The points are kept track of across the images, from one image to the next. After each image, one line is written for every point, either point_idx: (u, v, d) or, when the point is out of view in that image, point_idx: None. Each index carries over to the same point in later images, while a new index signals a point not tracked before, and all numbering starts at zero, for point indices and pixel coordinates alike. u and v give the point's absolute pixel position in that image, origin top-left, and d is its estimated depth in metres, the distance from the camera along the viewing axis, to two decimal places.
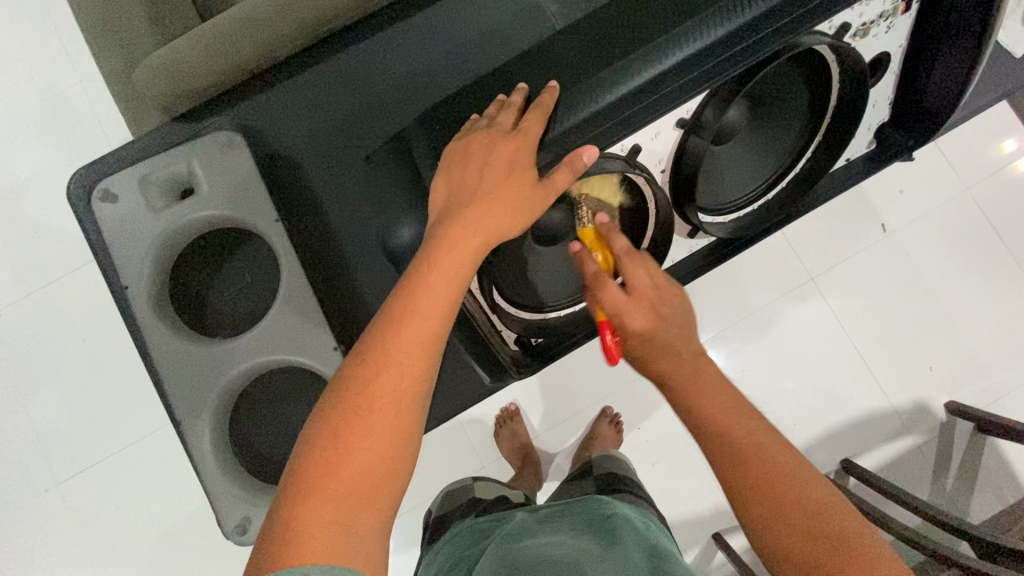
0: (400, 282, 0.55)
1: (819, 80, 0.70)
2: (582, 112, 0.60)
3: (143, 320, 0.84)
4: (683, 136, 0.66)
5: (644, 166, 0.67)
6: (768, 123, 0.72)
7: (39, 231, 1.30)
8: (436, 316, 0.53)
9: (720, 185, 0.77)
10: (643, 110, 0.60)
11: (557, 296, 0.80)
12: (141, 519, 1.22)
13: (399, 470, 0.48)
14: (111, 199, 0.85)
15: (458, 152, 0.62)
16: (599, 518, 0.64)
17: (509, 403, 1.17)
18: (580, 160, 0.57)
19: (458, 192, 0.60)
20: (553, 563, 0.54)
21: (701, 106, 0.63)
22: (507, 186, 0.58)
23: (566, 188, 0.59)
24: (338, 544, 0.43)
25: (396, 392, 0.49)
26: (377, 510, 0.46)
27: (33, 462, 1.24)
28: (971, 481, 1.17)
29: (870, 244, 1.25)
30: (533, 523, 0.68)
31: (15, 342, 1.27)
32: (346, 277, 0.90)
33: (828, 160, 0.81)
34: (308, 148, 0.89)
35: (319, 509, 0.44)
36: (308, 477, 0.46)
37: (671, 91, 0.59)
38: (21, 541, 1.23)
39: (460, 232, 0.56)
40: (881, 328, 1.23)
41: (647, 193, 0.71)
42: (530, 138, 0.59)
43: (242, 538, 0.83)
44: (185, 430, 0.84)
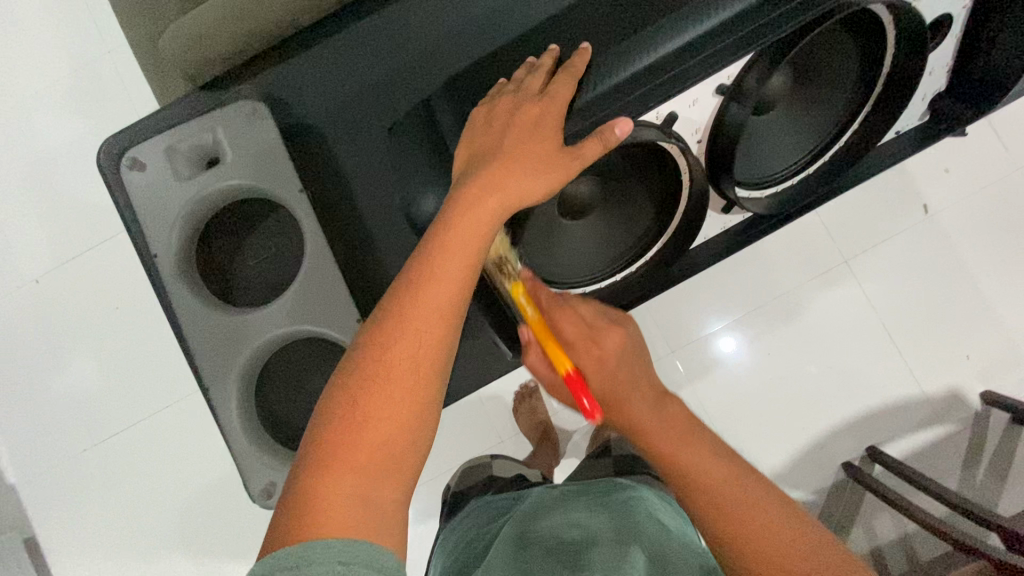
0: (419, 247, 0.54)
1: (872, 45, 0.66)
2: (612, 77, 0.58)
3: (171, 287, 0.86)
4: (723, 104, 0.63)
5: (679, 135, 0.64)
6: (814, 92, 0.68)
7: (71, 202, 1.33)
8: (455, 283, 0.52)
9: (759, 158, 0.73)
10: (679, 75, 0.57)
11: (580, 276, 0.78)
12: (172, 481, 1.27)
13: (417, 439, 0.48)
14: (139, 167, 0.86)
15: (482, 116, 0.61)
16: (620, 499, 0.63)
17: (529, 380, 1.16)
18: (612, 133, 0.55)
19: (480, 157, 0.59)
20: (570, 549, 0.53)
21: (743, 71, 0.60)
22: (531, 152, 0.56)
23: (594, 160, 0.57)
24: (353, 517, 0.43)
25: (414, 360, 0.49)
26: (394, 482, 0.46)
27: (72, 423, 1.30)
28: (1002, 473, 1.13)
29: (909, 226, 1.20)
30: (551, 502, 0.68)
31: (50, 307, 1.32)
32: (370, 250, 0.90)
33: (879, 131, 0.76)
34: (334, 120, 0.87)
35: (336, 480, 0.44)
36: (325, 447, 0.46)
37: (711, 54, 0.57)
38: (61, 498, 1.29)
39: (481, 195, 0.55)
40: (917, 313, 1.19)
41: (682, 163, 0.68)
42: (559, 102, 0.58)
43: (268, 502, 0.85)
44: (213, 396, 0.86)
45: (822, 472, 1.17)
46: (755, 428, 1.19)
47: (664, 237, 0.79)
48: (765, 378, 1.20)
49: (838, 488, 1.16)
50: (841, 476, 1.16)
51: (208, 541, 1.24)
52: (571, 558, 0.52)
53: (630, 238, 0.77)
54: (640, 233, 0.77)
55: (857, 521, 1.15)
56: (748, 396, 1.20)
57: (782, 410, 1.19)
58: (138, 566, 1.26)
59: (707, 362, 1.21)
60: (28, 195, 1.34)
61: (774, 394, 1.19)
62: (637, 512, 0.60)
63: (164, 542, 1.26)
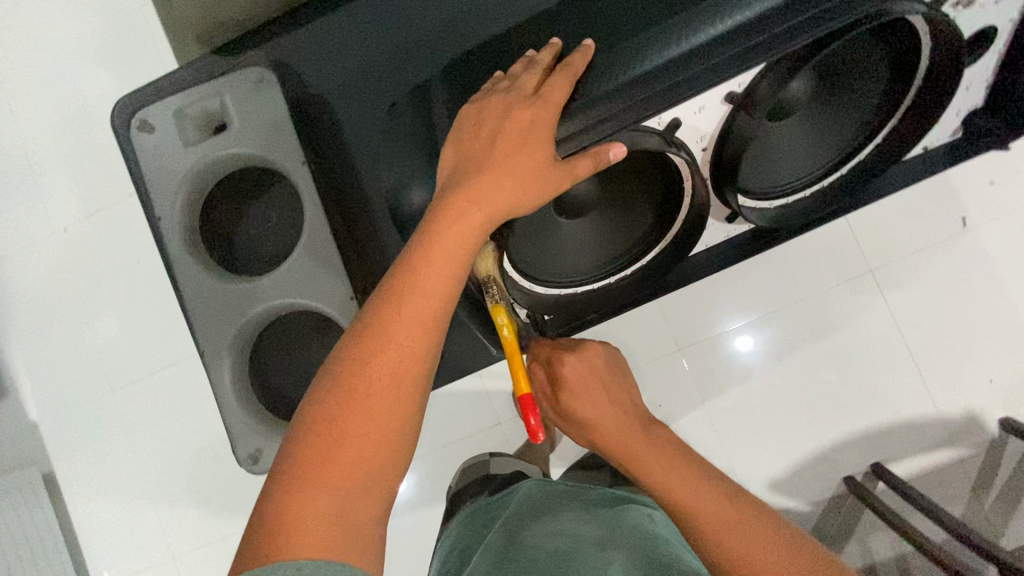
0: (402, 257, 0.55)
1: (903, 57, 0.62)
2: (611, 81, 0.57)
3: (174, 251, 0.87)
4: (732, 113, 0.60)
5: (683, 143, 0.62)
6: (835, 102, 0.65)
7: (101, 153, 1.36)
8: (438, 296, 0.53)
9: (770, 167, 0.71)
10: (687, 80, 0.55)
11: (568, 272, 0.79)
12: (182, 432, 1.31)
13: (397, 454, 0.50)
14: (148, 129, 0.88)
15: (473, 116, 0.60)
16: (597, 511, 0.71)
17: None
18: (606, 154, 0.56)
19: (466, 163, 0.59)
20: (549, 556, 0.63)
21: (757, 78, 0.56)
22: (517, 162, 0.56)
23: (586, 177, 0.57)
24: (326, 535, 0.45)
25: (394, 374, 0.50)
26: (372, 499, 0.48)
27: (93, 369, 1.36)
28: (1014, 503, 1.09)
29: (943, 240, 1.14)
30: (537, 503, 0.77)
31: (77, 256, 1.36)
32: (370, 228, 0.90)
33: (900, 148, 0.74)
34: (342, 92, 0.87)
35: (315, 496, 0.46)
36: (303, 463, 0.47)
37: (721, 60, 0.54)
38: (78, 438, 1.35)
39: (466, 206, 0.56)
40: (941, 331, 1.13)
41: (684, 172, 0.67)
42: (551, 105, 0.56)
43: (254, 468, 0.87)
44: (208, 362, 0.88)
45: (822, 484, 1.14)
46: (757, 435, 1.16)
47: (662, 240, 0.79)
48: (772, 386, 1.17)
49: (836, 502, 1.13)
50: (841, 490, 1.13)
51: (213, 492, 1.29)
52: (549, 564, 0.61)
53: (628, 240, 0.78)
54: (639, 236, 0.78)
55: (853, 537, 1.12)
56: (752, 403, 1.17)
57: (787, 418, 1.16)
58: (147, 509, 1.32)
59: (714, 364, 1.18)
60: (60, 144, 1.37)
61: (780, 401, 1.16)
62: (611, 517, 0.69)
63: (171, 488, 1.31)
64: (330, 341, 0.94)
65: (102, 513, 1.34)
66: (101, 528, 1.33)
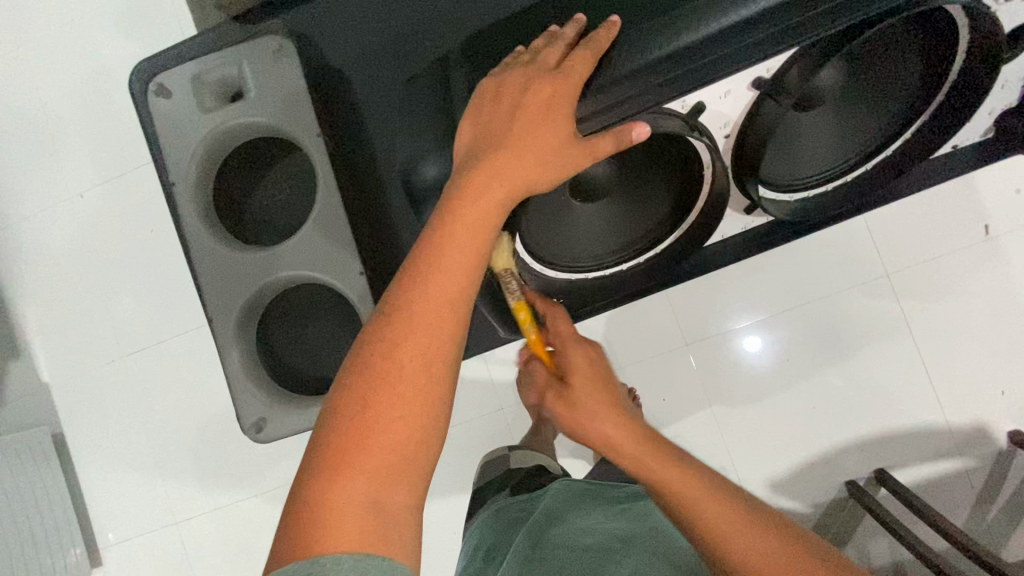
0: (424, 234, 0.53)
1: (935, 49, 0.61)
2: (637, 60, 0.56)
3: (188, 218, 0.88)
4: (759, 98, 0.59)
5: (706, 128, 0.62)
6: (866, 94, 0.64)
7: (120, 119, 1.36)
8: (462, 273, 0.51)
9: (795, 160, 0.70)
10: (715, 62, 0.55)
11: (583, 257, 0.79)
12: (189, 400, 1.33)
13: (429, 438, 0.48)
14: (165, 94, 0.88)
15: (491, 91, 0.59)
16: (632, 517, 0.69)
17: None
18: (629, 133, 0.55)
19: (485, 136, 0.57)
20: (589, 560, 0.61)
21: (787, 64, 0.56)
22: (538, 136, 0.55)
23: (607, 155, 0.57)
24: (364, 526, 0.44)
25: (423, 355, 0.49)
26: (406, 487, 0.47)
27: (104, 333, 1.37)
28: (1017, 517, 1.08)
29: (964, 248, 1.11)
30: (565, 501, 0.75)
31: (92, 221, 1.37)
32: (382, 210, 0.87)
33: (928, 148, 0.74)
34: (358, 64, 0.83)
35: (348, 482, 0.45)
36: (336, 450, 0.46)
37: (754, 43, 0.54)
38: (87, 401, 1.38)
39: (489, 181, 0.53)
40: (956, 339, 1.11)
41: (705, 158, 0.67)
42: (573, 79, 0.55)
43: (258, 435, 0.88)
44: (216, 329, 0.88)
45: (823, 487, 1.13)
46: (760, 435, 1.15)
47: (677, 228, 0.78)
48: (779, 386, 1.16)
49: (835, 506, 1.13)
50: (841, 494, 1.13)
51: (216, 462, 1.31)
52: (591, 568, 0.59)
53: (644, 227, 0.77)
54: (655, 224, 0.77)
55: (850, 542, 1.12)
56: (757, 402, 1.16)
57: (791, 418, 1.15)
58: (151, 475, 1.34)
59: (722, 361, 1.17)
60: (78, 108, 1.38)
61: (785, 401, 1.15)
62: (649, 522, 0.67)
63: (176, 454, 1.33)
64: (337, 316, 0.95)
65: (108, 476, 1.36)
66: (107, 491, 1.36)
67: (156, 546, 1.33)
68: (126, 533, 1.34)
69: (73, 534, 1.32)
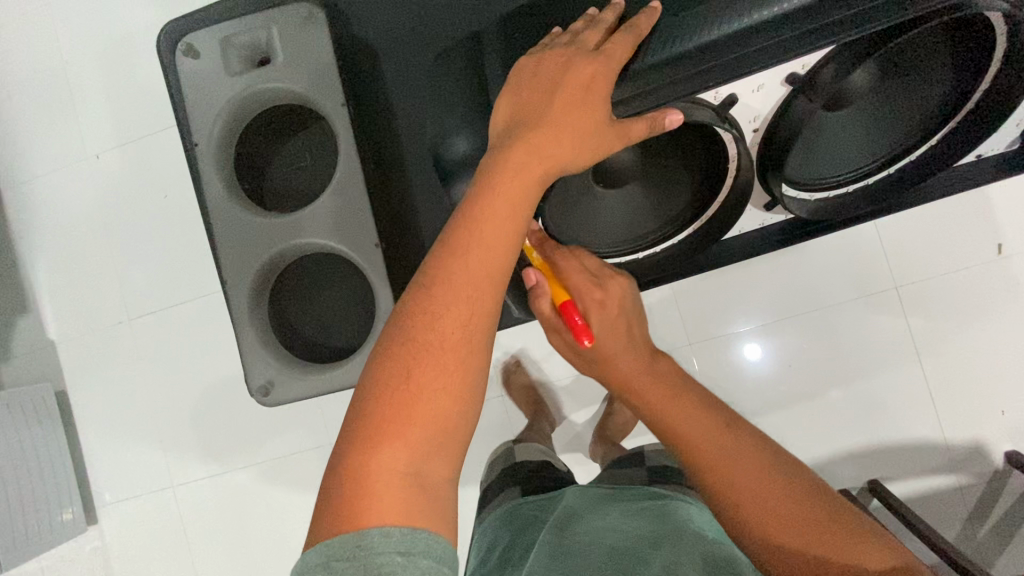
0: (460, 209, 0.54)
1: (970, 60, 0.62)
2: (676, 46, 0.56)
3: (209, 180, 0.89)
4: (791, 95, 0.61)
5: (736, 120, 0.64)
6: (897, 99, 0.66)
7: (138, 84, 1.37)
8: (500, 248, 0.52)
9: (821, 159, 0.73)
10: (753, 55, 0.55)
11: (604, 244, 0.81)
12: (192, 367, 1.34)
13: (468, 409, 0.50)
14: (194, 55, 0.88)
15: (528, 70, 0.60)
16: (656, 511, 0.67)
17: (520, 349, 1.17)
18: (663, 120, 0.57)
19: (525, 117, 0.58)
20: (611, 551, 0.59)
21: (823, 61, 0.57)
22: (575, 115, 0.56)
23: (639, 140, 0.58)
24: (406, 496, 0.45)
25: (463, 327, 0.50)
26: (446, 458, 0.49)
27: (113, 295, 1.38)
28: (1006, 536, 1.09)
29: (975, 265, 1.11)
30: (583, 504, 0.73)
31: (107, 183, 1.38)
32: (402, 182, 0.93)
33: (945, 160, 0.77)
34: (389, 42, 0.91)
35: (390, 451, 0.46)
36: (380, 418, 0.47)
37: (793, 38, 0.54)
38: (92, 361, 1.39)
39: (527, 159, 0.55)
40: (961, 356, 1.11)
41: (731, 150, 0.69)
42: (612, 62, 0.56)
43: (266, 399, 0.89)
44: (230, 291, 0.89)
45: None
46: None
47: (699, 219, 0.81)
48: (780, 392, 1.16)
49: None
50: None
51: (216, 429, 1.32)
52: (614, 562, 0.57)
53: (665, 216, 0.80)
54: (675, 214, 0.80)
55: None
56: (757, 406, 1.16)
57: (789, 425, 1.15)
58: (152, 438, 1.36)
59: (724, 362, 1.17)
60: (99, 67, 1.38)
61: (785, 407, 1.15)
62: (676, 518, 0.65)
63: (177, 419, 1.34)
64: (348, 287, 0.98)
65: (109, 436, 1.38)
66: (107, 452, 1.38)
67: (152, 509, 1.34)
68: (123, 494, 1.36)
69: (72, 492, 1.33)
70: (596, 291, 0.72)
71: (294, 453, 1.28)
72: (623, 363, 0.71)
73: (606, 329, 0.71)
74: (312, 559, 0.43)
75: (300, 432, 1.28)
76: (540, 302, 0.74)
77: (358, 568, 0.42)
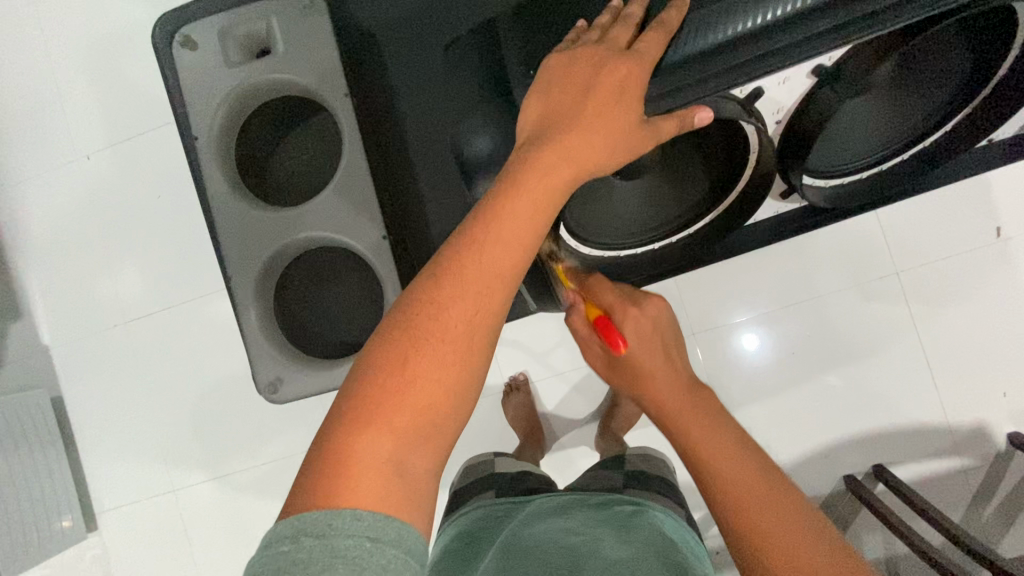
0: (480, 204, 0.53)
1: (991, 44, 0.62)
2: (704, 41, 0.55)
3: (209, 175, 0.88)
4: (815, 88, 0.61)
5: (760, 113, 0.63)
6: (914, 86, 0.66)
7: (129, 83, 1.34)
8: (516, 248, 0.51)
9: (837, 148, 0.73)
10: (779, 52, 0.55)
11: (619, 235, 0.82)
12: (191, 369, 1.32)
13: (459, 405, 0.49)
14: (191, 46, 0.87)
15: (559, 65, 0.58)
16: (622, 521, 0.66)
17: (520, 372, 1.18)
18: (691, 118, 0.56)
19: (552, 116, 0.57)
20: (568, 551, 0.57)
21: (847, 55, 0.57)
22: (603, 118, 0.55)
23: (665, 139, 0.57)
24: (385, 483, 0.44)
25: (470, 322, 0.49)
26: (429, 451, 0.48)
27: (107, 298, 1.36)
28: (1010, 517, 1.10)
29: (977, 249, 1.11)
30: (551, 507, 0.71)
31: (98, 184, 1.36)
32: (410, 173, 0.91)
33: (955, 146, 0.78)
34: (394, 31, 0.89)
35: (374, 438, 0.45)
36: (369, 401, 0.46)
37: (818, 33, 0.54)
38: (87, 366, 1.37)
39: (557, 161, 0.54)
40: (962, 339, 1.12)
41: (754, 141, 0.69)
42: (645, 62, 0.55)
43: (274, 396, 0.88)
44: (234, 284, 0.88)
45: (820, 480, 1.14)
46: (763, 426, 1.16)
47: (716, 208, 0.83)
48: (784, 380, 1.16)
49: (832, 499, 1.13)
50: (838, 488, 1.14)
51: (216, 431, 1.30)
52: (570, 562, 0.56)
53: (679, 205, 0.81)
54: (692, 202, 0.81)
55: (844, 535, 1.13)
56: (762, 395, 1.16)
57: (794, 412, 1.15)
58: (151, 441, 1.34)
59: (728, 352, 1.17)
60: (89, 67, 1.35)
61: (789, 395, 1.15)
62: (641, 529, 0.64)
63: (176, 422, 1.33)
64: (350, 281, 0.97)
65: (107, 442, 1.36)
66: (104, 457, 1.35)
67: (152, 514, 1.32)
68: (122, 500, 1.34)
69: (70, 499, 1.31)
70: (629, 307, 0.70)
71: (295, 453, 1.27)
72: (666, 391, 0.69)
73: (646, 353, 0.69)
74: (275, 536, 0.41)
75: (302, 432, 1.26)
76: (580, 329, 0.75)
77: (325, 548, 0.40)
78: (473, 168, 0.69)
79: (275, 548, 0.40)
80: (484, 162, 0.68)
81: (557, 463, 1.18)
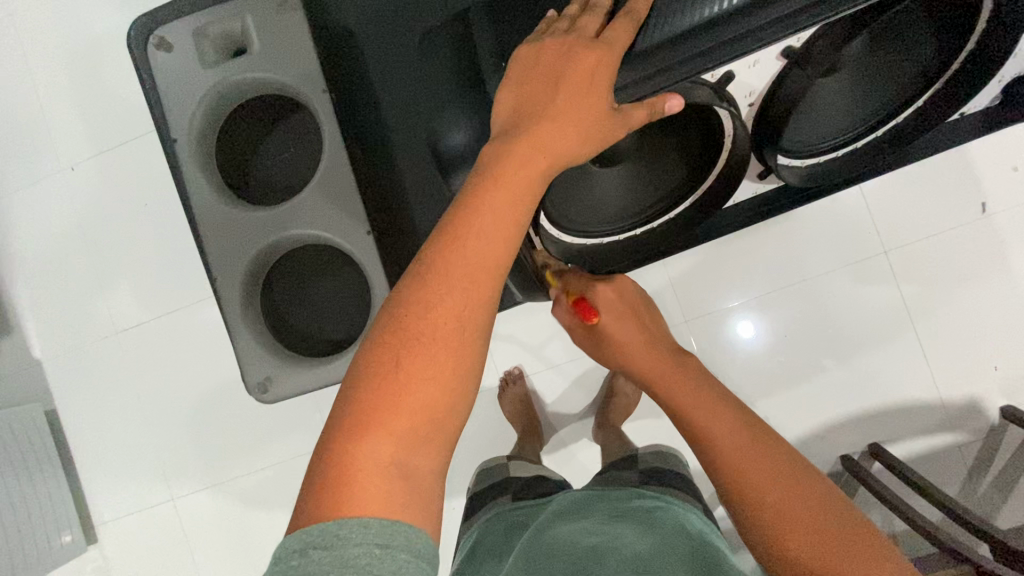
0: (458, 202, 0.52)
1: (957, 19, 0.63)
2: (670, 27, 0.55)
3: (191, 178, 0.88)
4: (785, 69, 0.62)
5: (732, 97, 0.64)
6: (884, 63, 0.67)
7: (109, 91, 1.33)
8: (497, 242, 0.51)
9: (812, 127, 0.74)
10: (752, 33, 0.54)
11: (601, 221, 0.83)
12: (184, 377, 1.31)
13: (457, 403, 0.49)
14: (166, 48, 0.87)
15: (529, 58, 0.58)
16: (634, 515, 0.65)
17: (514, 366, 1.18)
18: (662, 105, 0.57)
19: (525, 109, 0.56)
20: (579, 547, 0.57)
21: (814, 36, 0.57)
22: (579, 107, 0.55)
23: (639, 125, 0.57)
24: (390, 488, 0.44)
25: (458, 319, 0.49)
26: (431, 453, 0.47)
27: (97, 309, 1.35)
28: (1005, 488, 1.11)
29: (962, 225, 1.12)
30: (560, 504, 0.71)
31: (82, 194, 1.35)
32: (389, 161, 0.91)
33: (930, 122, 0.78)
34: (367, 21, 0.89)
35: (372, 443, 0.45)
36: (367, 407, 0.46)
37: (791, 13, 0.53)
38: (80, 378, 1.36)
39: (531, 153, 0.54)
40: (952, 315, 1.13)
41: (728, 127, 0.71)
42: (615, 49, 0.55)
43: (263, 396, 0.88)
44: (219, 287, 0.88)
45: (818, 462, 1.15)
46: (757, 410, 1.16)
47: (697, 191, 0.84)
48: (778, 364, 1.16)
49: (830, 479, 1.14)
50: (837, 467, 1.15)
51: (213, 438, 1.30)
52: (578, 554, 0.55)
53: (659, 189, 0.82)
54: (671, 185, 0.82)
55: None
56: (755, 379, 1.17)
57: (788, 394, 1.16)
58: (148, 452, 1.33)
59: (720, 338, 1.17)
60: (68, 77, 1.34)
61: (783, 378, 1.16)
62: (652, 520, 0.63)
63: (172, 429, 1.32)
64: (340, 276, 0.97)
65: (104, 453, 1.35)
66: (101, 469, 1.35)
67: (152, 524, 1.32)
68: (121, 512, 1.33)
69: (69, 515, 1.30)
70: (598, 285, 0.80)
71: (293, 458, 1.26)
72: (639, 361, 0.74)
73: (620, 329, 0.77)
74: (285, 548, 0.41)
75: (299, 435, 1.26)
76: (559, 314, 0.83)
77: (334, 559, 0.40)
78: (450, 162, 0.71)
79: (285, 563, 0.40)
80: (461, 156, 0.69)
81: (557, 455, 1.18)
